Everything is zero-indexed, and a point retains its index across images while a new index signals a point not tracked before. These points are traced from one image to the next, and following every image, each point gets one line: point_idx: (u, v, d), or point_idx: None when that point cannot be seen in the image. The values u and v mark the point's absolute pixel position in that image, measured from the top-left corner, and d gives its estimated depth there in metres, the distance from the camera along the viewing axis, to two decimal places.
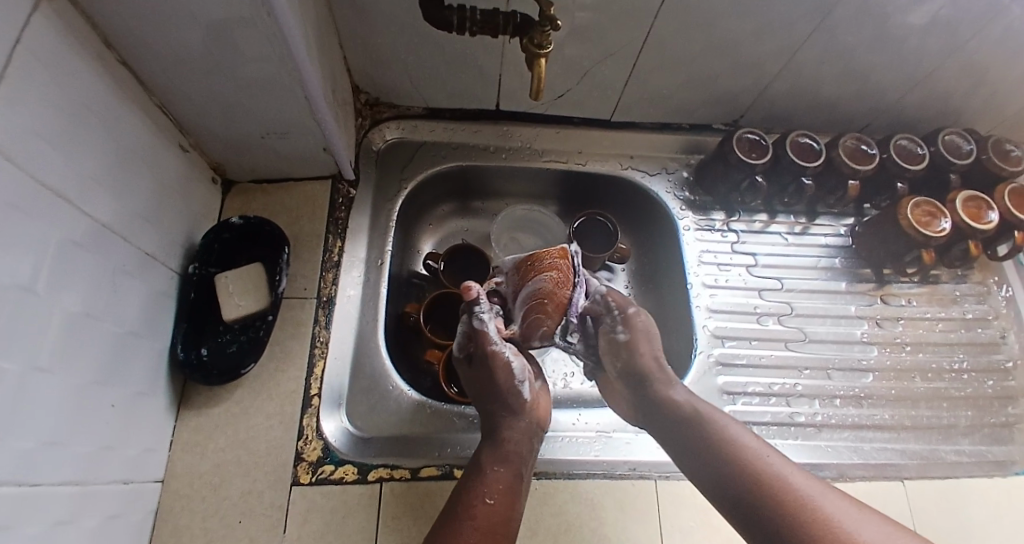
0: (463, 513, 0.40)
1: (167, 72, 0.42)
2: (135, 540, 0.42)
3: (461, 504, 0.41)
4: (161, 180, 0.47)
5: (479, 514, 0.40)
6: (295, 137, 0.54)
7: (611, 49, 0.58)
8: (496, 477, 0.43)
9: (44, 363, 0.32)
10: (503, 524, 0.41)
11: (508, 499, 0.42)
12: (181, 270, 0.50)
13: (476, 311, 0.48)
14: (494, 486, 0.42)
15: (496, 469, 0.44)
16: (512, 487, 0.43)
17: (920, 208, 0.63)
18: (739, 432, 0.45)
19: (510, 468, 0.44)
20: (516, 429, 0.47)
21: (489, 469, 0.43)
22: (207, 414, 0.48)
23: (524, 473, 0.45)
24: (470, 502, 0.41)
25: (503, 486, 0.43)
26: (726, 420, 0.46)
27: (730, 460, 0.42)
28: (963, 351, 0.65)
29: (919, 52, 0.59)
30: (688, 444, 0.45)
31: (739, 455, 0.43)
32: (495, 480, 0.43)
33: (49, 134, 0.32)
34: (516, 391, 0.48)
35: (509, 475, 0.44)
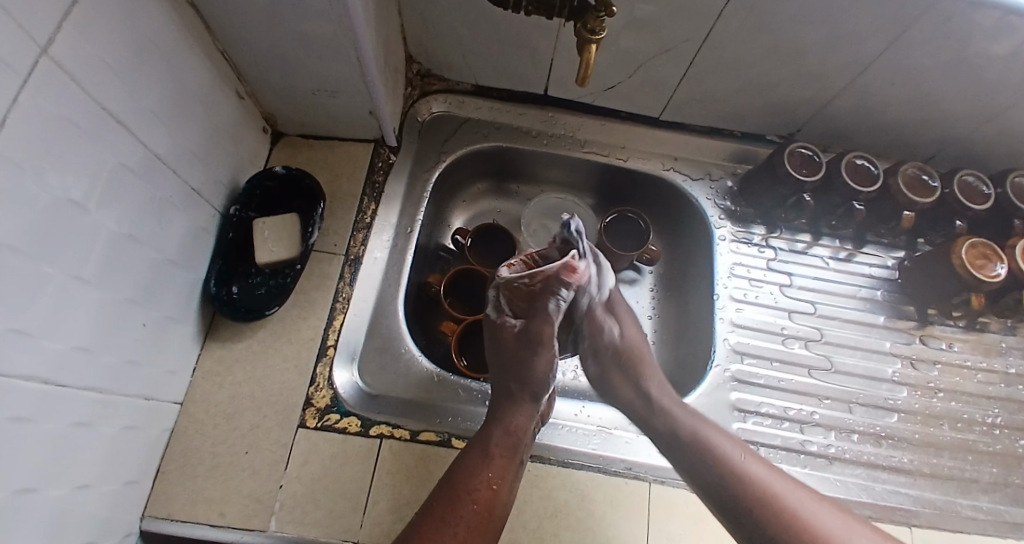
0: (466, 495, 0.41)
1: (230, 20, 0.44)
2: (149, 454, 0.45)
3: (463, 481, 0.42)
4: (214, 122, 0.49)
5: (480, 497, 0.41)
6: (344, 97, 0.55)
7: (668, 44, 0.57)
8: (500, 463, 0.44)
9: (85, 275, 0.35)
10: (498, 510, 0.42)
11: (507, 487, 0.43)
12: (223, 210, 0.53)
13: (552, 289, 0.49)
14: (497, 472, 0.43)
15: (500, 454, 0.44)
16: (512, 475, 0.44)
17: (976, 248, 0.59)
18: (735, 450, 0.44)
19: (513, 458, 0.45)
20: (527, 415, 0.47)
21: (495, 452, 0.44)
22: (229, 348, 0.51)
23: (522, 462, 0.45)
24: (474, 486, 0.41)
25: (504, 474, 0.43)
26: (722, 437, 0.45)
27: (729, 481, 0.42)
28: (1000, 405, 0.61)
29: (1002, 83, 0.55)
30: (683, 458, 0.45)
31: (738, 472, 0.42)
32: (499, 466, 0.43)
33: (115, 63, 0.34)
34: (544, 371, 0.49)
35: (512, 463, 0.44)
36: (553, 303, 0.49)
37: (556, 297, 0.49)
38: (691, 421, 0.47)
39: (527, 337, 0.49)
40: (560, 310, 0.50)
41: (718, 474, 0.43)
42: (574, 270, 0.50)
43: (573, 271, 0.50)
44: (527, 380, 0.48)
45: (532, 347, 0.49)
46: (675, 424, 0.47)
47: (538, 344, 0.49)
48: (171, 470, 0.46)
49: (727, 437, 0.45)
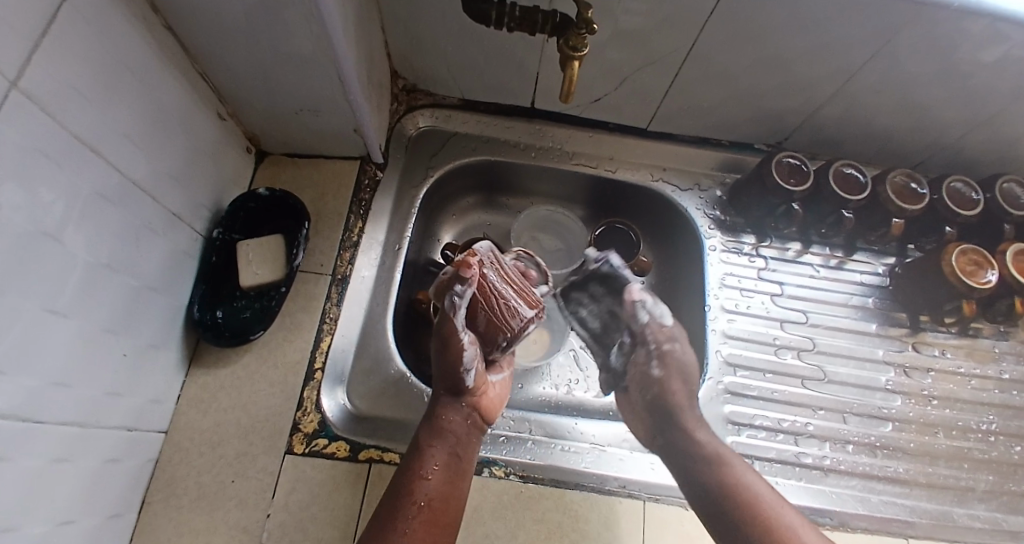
0: (406, 496, 0.41)
1: (208, 41, 0.44)
2: (132, 486, 0.44)
3: (404, 480, 0.42)
4: (194, 144, 0.49)
5: (422, 494, 0.41)
6: (328, 115, 0.55)
7: (654, 55, 0.57)
8: (434, 456, 0.43)
9: (60, 307, 0.34)
10: (447, 500, 0.42)
11: (448, 477, 0.43)
12: (206, 233, 0.52)
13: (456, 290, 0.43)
14: (432, 463, 0.43)
15: (431, 445, 0.44)
16: (452, 462, 0.44)
17: (966, 256, 0.59)
18: (755, 479, 0.46)
19: (448, 448, 0.44)
20: (456, 411, 0.47)
21: (426, 446, 0.44)
22: (214, 374, 0.50)
23: (461, 452, 0.45)
24: (412, 486, 0.42)
25: (442, 463, 0.43)
26: (741, 464, 0.47)
27: (741, 501, 0.44)
28: (995, 412, 0.61)
29: (987, 88, 0.55)
30: (695, 477, 0.47)
31: (750, 495, 0.44)
32: (432, 458, 0.43)
33: (87, 91, 0.34)
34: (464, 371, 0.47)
35: (446, 453, 0.44)
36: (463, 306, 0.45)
37: (455, 295, 0.43)
38: (715, 448, 0.49)
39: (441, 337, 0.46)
40: (457, 308, 0.44)
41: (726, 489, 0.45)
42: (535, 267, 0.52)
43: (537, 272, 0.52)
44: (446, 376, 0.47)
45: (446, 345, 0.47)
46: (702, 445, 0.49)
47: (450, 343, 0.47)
48: (155, 501, 0.45)
49: (744, 463, 0.48)
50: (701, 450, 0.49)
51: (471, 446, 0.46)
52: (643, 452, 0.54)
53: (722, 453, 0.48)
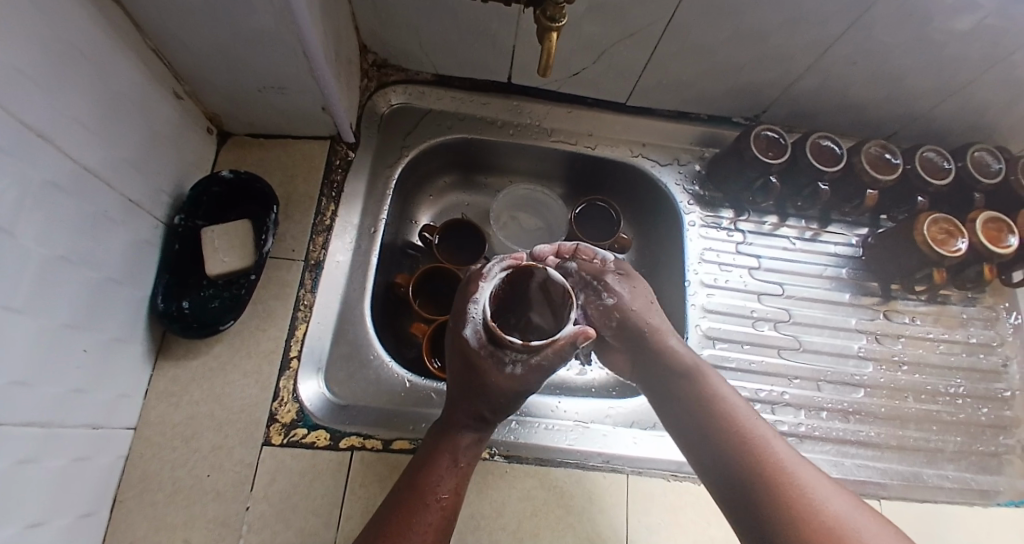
0: (428, 500, 0.39)
1: (159, 15, 0.40)
2: (103, 484, 0.42)
3: (425, 479, 0.41)
4: (151, 127, 0.46)
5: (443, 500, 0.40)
6: (293, 93, 0.52)
7: (633, 28, 0.55)
8: (462, 471, 0.42)
9: (17, 304, 0.32)
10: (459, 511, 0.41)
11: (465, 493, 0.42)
12: (166, 220, 0.50)
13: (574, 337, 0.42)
14: (457, 478, 0.42)
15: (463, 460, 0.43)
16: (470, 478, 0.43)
17: (938, 225, 0.60)
18: (730, 394, 0.45)
19: (474, 465, 0.44)
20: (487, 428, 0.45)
21: (462, 465, 0.43)
22: (184, 367, 0.48)
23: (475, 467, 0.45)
24: (441, 493, 0.40)
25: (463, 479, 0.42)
26: (718, 379, 0.47)
27: (713, 410, 0.43)
28: (963, 376, 0.64)
29: (960, 58, 0.55)
30: (673, 394, 0.47)
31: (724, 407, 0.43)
32: (459, 474, 0.42)
33: (31, 73, 0.31)
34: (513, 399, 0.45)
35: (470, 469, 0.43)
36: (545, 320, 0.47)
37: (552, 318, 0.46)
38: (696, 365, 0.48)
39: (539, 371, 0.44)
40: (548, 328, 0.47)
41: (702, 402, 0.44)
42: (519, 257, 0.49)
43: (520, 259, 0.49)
44: (502, 401, 0.44)
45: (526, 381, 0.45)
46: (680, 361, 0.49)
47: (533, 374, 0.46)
48: (129, 498, 0.44)
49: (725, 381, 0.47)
50: (681, 365, 0.48)
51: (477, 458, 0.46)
52: (626, 426, 0.54)
53: (703, 369, 0.48)
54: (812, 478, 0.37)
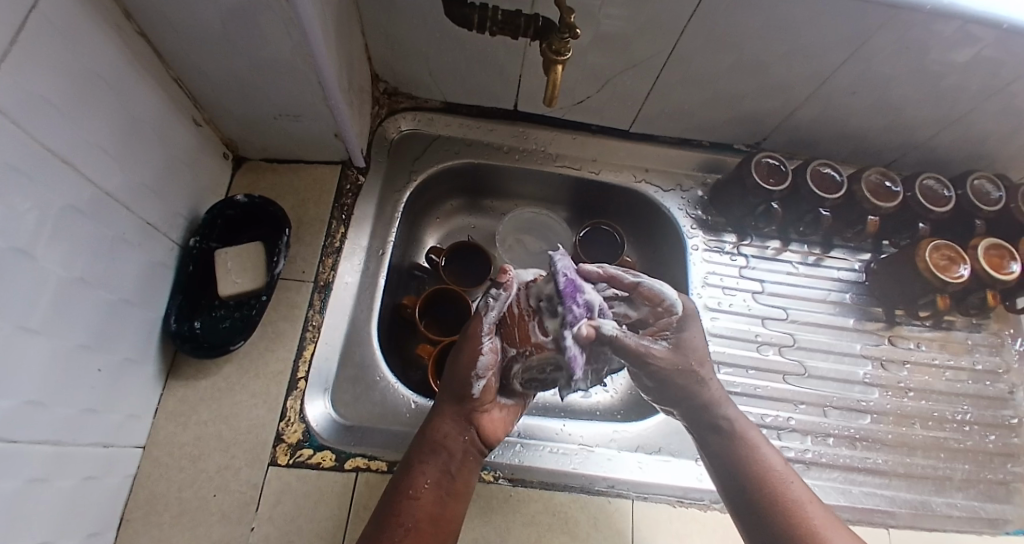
0: (390, 520, 0.40)
1: (182, 47, 0.43)
2: (110, 504, 0.42)
3: (391, 499, 0.41)
4: (169, 152, 0.47)
5: (405, 513, 0.40)
6: (308, 120, 0.54)
7: (635, 59, 0.57)
8: (425, 475, 0.43)
9: (32, 324, 0.33)
10: (435, 518, 0.41)
11: (438, 497, 0.42)
12: (182, 242, 0.51)
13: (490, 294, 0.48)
14: (421, 482, 0.42)
15: (422, 464, 0.43)
16: (442, 479, 0.43)
17: (940, 251, 0.61)
18: (773, 455, 0.45)
19: (439, 461, 0.43)
20: (456, 424, 0.45)
21: (417, 465, 0.43)
22: (193, 387, 0.49)
23: (452, 469, 0.43)
24: (398, 500, 0.41)
25: (432, 483, 0.42)
26: (759, 438, 0.46)
27: (756, 475, 0.43)
28: (969, 402, 0.63)
29: (955, 88, 0.57)
30: (708, 447, 0.46)
31: (767, 473, 0.43)
32: (422, 476, 0.42)
33: (58, 101, 0.33)
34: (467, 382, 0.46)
35: (438, 471, 0.43)
36: (483, 300, 0.48)
37: (488, 294, 0.48)
38: (737, 424, 0.46)
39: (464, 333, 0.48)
40: (488, 308, 0.47)
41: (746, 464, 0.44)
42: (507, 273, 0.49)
43: (506, 275, 0.49)
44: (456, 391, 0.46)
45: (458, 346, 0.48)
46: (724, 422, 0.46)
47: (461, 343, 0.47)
48: (135, 518, 0.44)
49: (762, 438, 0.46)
50: (722, 429, 0.46)
51: (472, 467, 0.45)
52: (631, 451, 0.54)
53: (742, 427, 0.46)
54: None
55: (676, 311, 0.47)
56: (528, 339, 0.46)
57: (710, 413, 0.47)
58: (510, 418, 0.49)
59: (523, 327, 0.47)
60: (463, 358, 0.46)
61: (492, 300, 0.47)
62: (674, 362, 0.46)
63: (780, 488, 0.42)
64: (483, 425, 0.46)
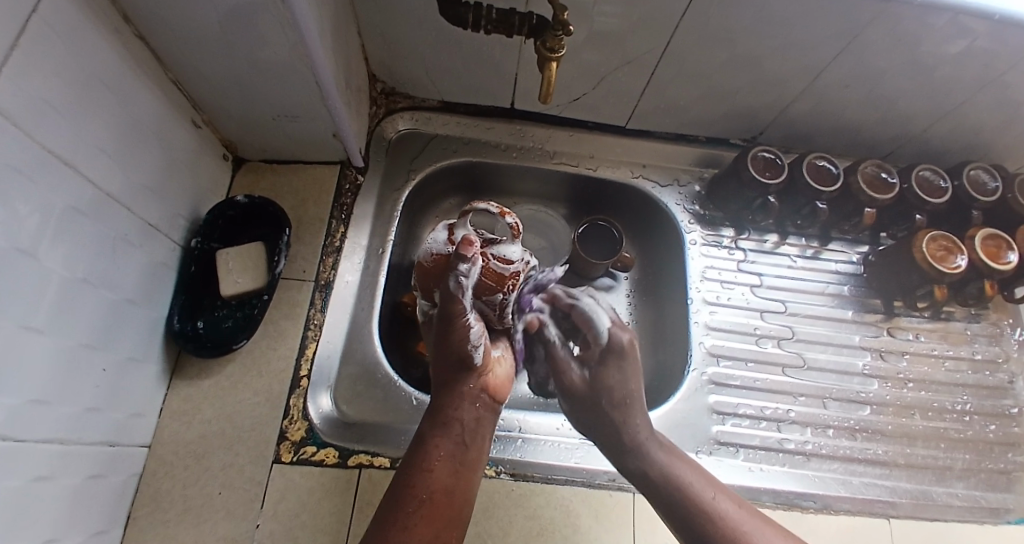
0: (403, 492, 0.37)
1: (181, 50, 0.43)
2: (117, 503, 0.43)
3: (403, 472, 0.38)
4: (169, 154, 0.48)
5: (419, 484, 0.37)
6: (306, 121, 0.54)
7: (630, 55, 0.57)
8: (438, 448, 0.39)
9: (36, 324, 0.33)
10: (449, 492, 0.38)
11: (454, 469, 0.39)
12: (183, 243, 0.52)
13: (457, 272, 0.38)
14: (435, 456, 0.39)
15: (434, 437, 0.40)
16: (456, 452, 0.40)
17: (936, 242, 0.61)
18: (707, 490, 0.42)
19: (452, 434, 0.40)
20: (465, 392, 0.42)
21: (429, 438, 0.40)
22: (197, 386, 0.49)
23: (466, 438, 0.41)
24: (412, 478, 0.38)
25: (446, 455, 0.39)
26: (692, 477, 0.43)
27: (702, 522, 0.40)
28: (969, 392, 0.63)
29: (950, 79, 0.57)
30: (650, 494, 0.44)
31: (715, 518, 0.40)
32: (435, 450, 0.39)
33: (58, 105, 0.33)
34: (466, 353, 0.42)
35: (452, 443, 0.40)
36: (452, 283, 0.39)
37: (455, 275, 0.39)
38: (665, 460, 0.44)
39: (444, 320, 0.40)
40: (464, 288, 0.39)
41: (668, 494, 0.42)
42: (473, 241, 0.40)
43: (470, 246, 0.39)
44: (458, 358, 0.42)
45: (445, 333, 0.41)
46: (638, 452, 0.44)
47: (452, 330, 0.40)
48: (141, 516, 0.44)
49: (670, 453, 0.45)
50: (652, 468, 0.44)
51: (484, 435, 0.42)
52: None
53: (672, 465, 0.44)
54: None
55: (600, 343, 0.46)
56: (502, 278, 0.44)
57: (636, 445, 0.45)
58: (510, 375, 0.46)
59: (488, 271, 0.43)
60: (458, 338, 0.41)
61: (469, 277, 0.39)
62: (589, 391, 0.46)
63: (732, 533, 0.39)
64: (494, 392, 0.44)
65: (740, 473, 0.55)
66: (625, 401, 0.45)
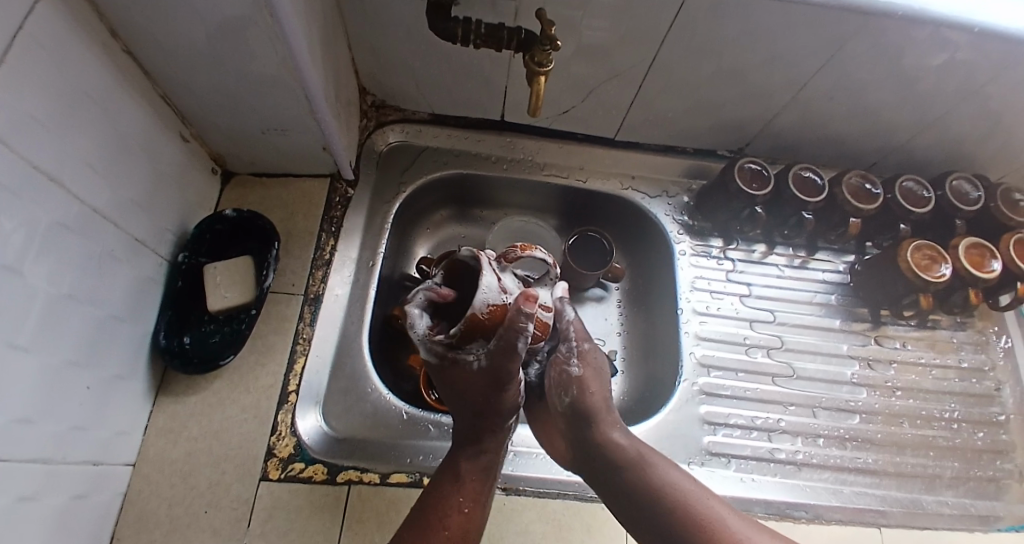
0: (436, 522, 0.41)
1: (171, 65, 0.43)
2: (100, 523, 0.42)
3: (437, 505, 0.42)
4: (157, 168, 0.48)
5: (451, 522, 0.41)
6: (296, 134, 0.55)
7: (618, 69, 0.58)
8: (472, 488, 0.44)
9: (22, 342, 0.33)
10: (474, 530, 0.42)
11: (479, 508, 0.44)
12: (171, 258, 0.51)
13: (523, 332, 0.41)
14: (469, 496, 0.43)
15: (470, 477, 0.44)
16: (484, 495, 0.44)
17: (920, 251, 0.62)
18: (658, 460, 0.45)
19: (484, 476, 0.45)
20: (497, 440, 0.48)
21: (466, 476, 0.44)
22: (183, 402, 0.49)
23: (493, 481, 0.46)
24: (447, 512, 0.42)
25: (477, 497, 0.44)
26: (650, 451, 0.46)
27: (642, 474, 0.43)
28: (957, 400, 0.64)
29: (930, 91, 0.58)
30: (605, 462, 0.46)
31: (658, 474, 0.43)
32: (469, 490, 0.43)
33: (44, 122, 0.33)
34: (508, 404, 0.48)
35: (482, 485, 0.45)
36: (520, 341, 0.41)
37: (523, 336, 0.41)
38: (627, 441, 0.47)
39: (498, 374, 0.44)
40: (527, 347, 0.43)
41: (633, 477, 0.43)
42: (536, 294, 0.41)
43: (534, 301, 0.40)
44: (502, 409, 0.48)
45: (496, 379, 0.45)
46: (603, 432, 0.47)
47: (504, 377, 0.45)
48: (124, 537, 0.43)
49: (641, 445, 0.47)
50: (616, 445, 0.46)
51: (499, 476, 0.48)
52: None
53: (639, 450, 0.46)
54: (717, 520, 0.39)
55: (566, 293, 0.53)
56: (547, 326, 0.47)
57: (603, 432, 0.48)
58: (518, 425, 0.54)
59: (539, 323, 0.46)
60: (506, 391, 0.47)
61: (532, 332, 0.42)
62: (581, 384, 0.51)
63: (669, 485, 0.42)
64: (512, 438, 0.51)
65: (732, 483, 0.55)
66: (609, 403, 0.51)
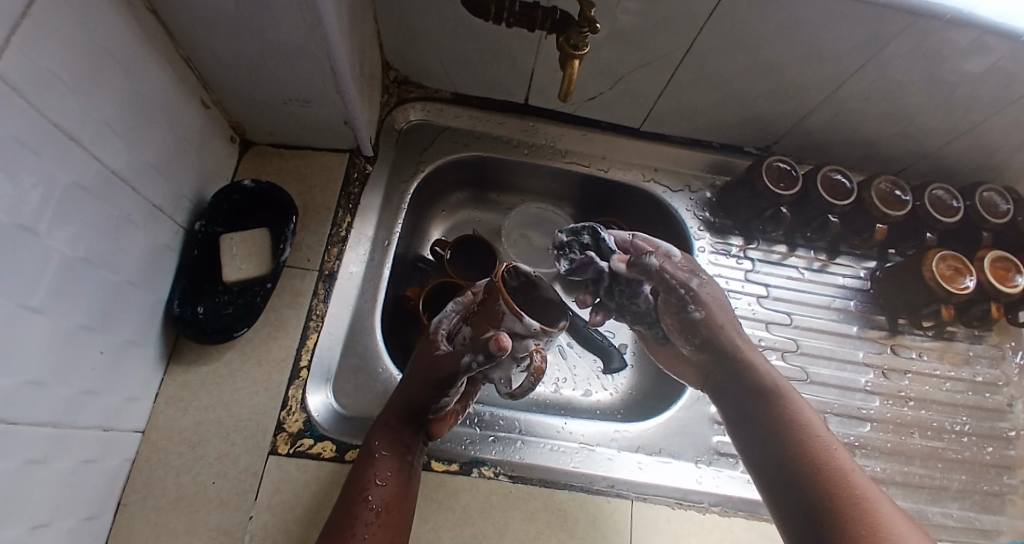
0: (357, 500, 0.41)
1: (194, 26, 0.42)
2: (109, 488, 0.42)
3: (354, 488, 0.42)
4: (177, 133, 0.47)
5: (373, 498, 0.41)
6: (318, 106, 0.53)
7: (650, 57, 0.56)
8: (386, 464, 0.43)
9: (34, 303, 0.32)
10: (400, 501, 0.42)
11: (401, 481, 0.43)
12: (187, 226, 0.50)
13: (477, 352, 0.42)
14: (384, 472, 0.42)
15: (382, 453, 0.43)
16: (404, 468, 0.44)
17: (946, 262, 0.61)
18: (811, 421, 0.43)
19: (399, 452, 0.44)
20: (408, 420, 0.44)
21: (377, 452, 0.43)
22: (195, 372, 0.49)
23: (413, 457, 0.44)
24: (366, 487, 0.41)
25: (393, 470, 0.43)
26: (802, 405, 0.44)
27: (788, 432, 0.42)
28: (968, 414, 0.63)
29: (970, 98, 0.56)
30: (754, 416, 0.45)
31: (806, 436, 0.42)
32: (382, 466, 0.42)
33: (67, 80, 0.32)
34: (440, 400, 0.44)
35: (397, 461, 0.43)
36: (469, 357, 0.43)
37: (472, 356, 0.43)
38: (778, 385, 0.45)
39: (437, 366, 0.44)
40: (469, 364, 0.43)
41: (811, 473, 0.39)
42: (504, 346, 0.41)
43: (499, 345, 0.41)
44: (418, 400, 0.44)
45: (438, 381, 0.44)
46: (790, 411, 0.44)
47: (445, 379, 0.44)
48: (133, 502, 0.43)
49: (825, 426, 0.43)
50: (763, 387, 0.45)
51: (421, 452, 0.46)
52: (631, 451, 0.54)
53: (786, 392, 0.45)
54: (877, 498, 0.37)
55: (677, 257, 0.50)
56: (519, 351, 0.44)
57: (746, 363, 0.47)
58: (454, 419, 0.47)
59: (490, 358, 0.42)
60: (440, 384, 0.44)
61: (483, 364, 0.43)
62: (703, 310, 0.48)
63: (815, 451, 0.40)
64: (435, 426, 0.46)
65: (739, 485, 0.53)
66: (726, 317, 0.49)
